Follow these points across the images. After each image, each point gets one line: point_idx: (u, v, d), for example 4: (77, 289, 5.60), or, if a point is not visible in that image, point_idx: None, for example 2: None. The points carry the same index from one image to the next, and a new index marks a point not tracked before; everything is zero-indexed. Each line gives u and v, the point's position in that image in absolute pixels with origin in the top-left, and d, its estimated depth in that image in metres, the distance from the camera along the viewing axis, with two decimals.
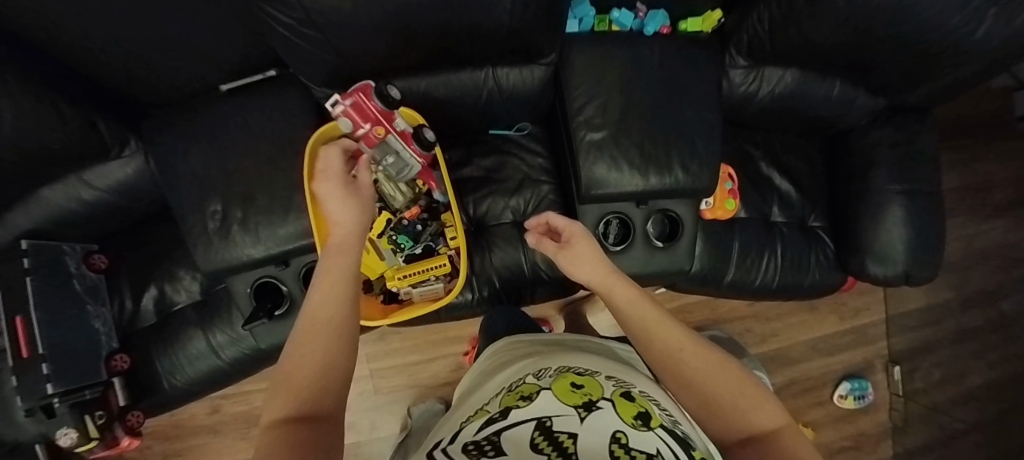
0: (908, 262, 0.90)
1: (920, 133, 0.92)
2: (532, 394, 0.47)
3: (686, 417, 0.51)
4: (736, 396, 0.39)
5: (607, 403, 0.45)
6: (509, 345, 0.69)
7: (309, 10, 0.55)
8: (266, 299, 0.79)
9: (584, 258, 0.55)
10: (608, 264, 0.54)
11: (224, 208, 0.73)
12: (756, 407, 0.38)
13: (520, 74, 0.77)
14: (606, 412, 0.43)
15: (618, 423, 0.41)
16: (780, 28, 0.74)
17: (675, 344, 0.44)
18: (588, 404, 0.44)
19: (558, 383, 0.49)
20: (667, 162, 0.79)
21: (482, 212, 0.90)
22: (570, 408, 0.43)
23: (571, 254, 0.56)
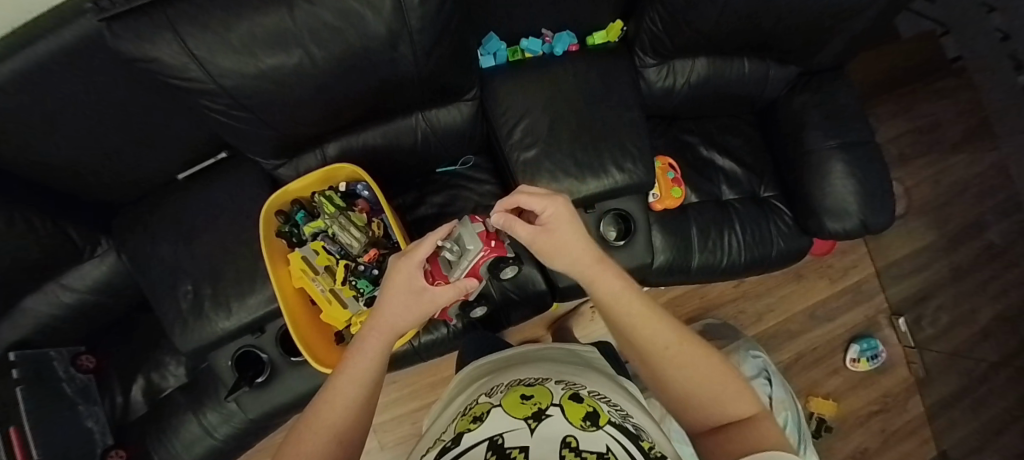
0: (863, 212, 0.92)
1: (839, 90, 0.97)
2: (484, 416, 0.50)
3: (635, 408, 0.55)
4: (714, 390, 0.43)
5: (555, 410, 0.47)
6: (473, 372, 0.73)
7: (235, 95, 0.62)
8: (249, 369, 0.84)
9: (567, 245, 0.52)
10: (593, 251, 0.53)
11: (193, 287, 0.78)
12: (733, 396, 0.43)
13: (448, 113, 0.84)
14: (554, 418, 0.45)
15: (567, 427, 0.42)
16: (672, 25, 0.80)
17: (658, 342, 0.46)
18: (538, 414, 0.46)
19: (510, 399, 0.51)
20: (601, 165, 0.83)
21: None
22: (520, 421, 0.45)
23: (553, 242, 0.52)
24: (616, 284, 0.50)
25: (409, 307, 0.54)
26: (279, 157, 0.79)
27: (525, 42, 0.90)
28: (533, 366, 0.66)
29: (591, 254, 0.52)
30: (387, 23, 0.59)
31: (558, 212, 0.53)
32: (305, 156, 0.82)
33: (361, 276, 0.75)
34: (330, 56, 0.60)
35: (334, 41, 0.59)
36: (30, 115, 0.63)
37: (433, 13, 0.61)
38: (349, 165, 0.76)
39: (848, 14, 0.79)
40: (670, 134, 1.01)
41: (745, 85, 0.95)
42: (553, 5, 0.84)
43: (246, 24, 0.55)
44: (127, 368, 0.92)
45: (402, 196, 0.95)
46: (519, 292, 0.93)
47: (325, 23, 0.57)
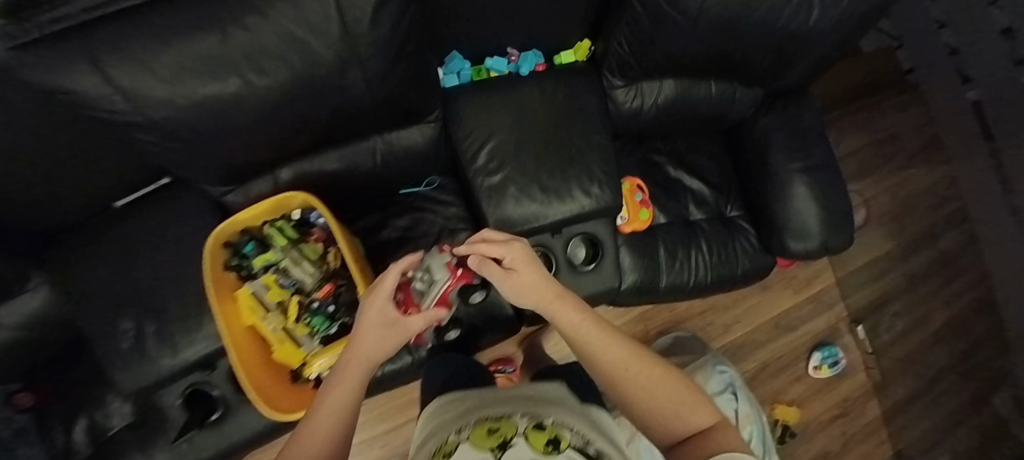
0: (823, 233, 0.94)
1: (802, 111, 0.98)
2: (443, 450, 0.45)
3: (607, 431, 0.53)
4: (679, 406, 0.46)
5: (521, 438, 0.43)
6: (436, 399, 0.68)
7: (170, 126, 0.57)
8: (199, 408, 0.80)
9: (529, 287, 0.51)
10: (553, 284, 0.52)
11: (135, 325, 0.72)
12: (692, 406, 0.46)
13: (409, 135, 0.80)
14: (519, 446, 0.41)
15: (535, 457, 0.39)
16: (638, 48, 0.78)
17: (619, 366, 0.47)
18: (504, 443, 0.42)
19: (476, 429, 0.46)
20: (566, 188, 0.82)
21: None
22: (485, 454, 0.41)
23: (519, 287, 0.51)
24: (577, 317, 0.49)
25: (381, 341, 0.53)
26: (225, 184, 0.73)
27: (490, 61, 0.87)
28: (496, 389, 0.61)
29: (551, 290, 0.51)
30: (335, 50, 0.55)
31: (515, 254, 0.51)
32: (255, 181, 0.77)
33: (314, 314, 0.72)
34: (274, 83, 0.56)
35: (276, 68, 0.55)
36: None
37: (386, 39, 0.58)
38: (298, 195, 0.72)
39: (809, 41, 0.79)
40: (639, 154, 1.01)
41: (711, 106, 0.95)
42: (519, 25, 0.82)
43: (172, 52, 0.49)
44: (67, 406, 0.85)
45: (363, 219, 0.90)
46: (486, 318, 0.91)
47: (265, 50, 0.52)
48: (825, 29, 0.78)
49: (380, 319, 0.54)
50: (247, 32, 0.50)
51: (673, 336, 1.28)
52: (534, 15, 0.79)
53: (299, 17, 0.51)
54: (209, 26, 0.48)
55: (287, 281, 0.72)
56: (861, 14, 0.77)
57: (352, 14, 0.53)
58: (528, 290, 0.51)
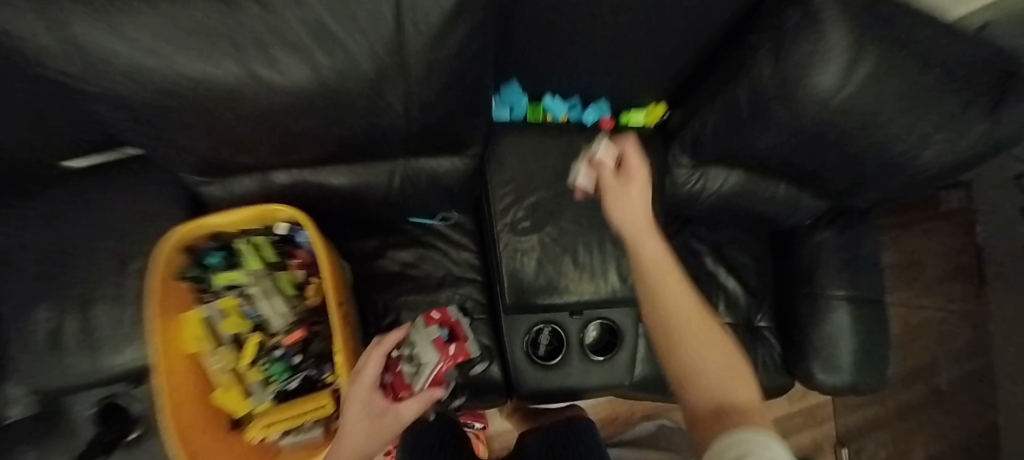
0: (856, 372, 0.85)
1: (863, 235, 0.89)
2: None
3: None
4: (736, 407, 0.38)
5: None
6: None
7: (138, 106, 0.44)
8: (115, 424, 0.66)
9: (631, 197, 0.53)
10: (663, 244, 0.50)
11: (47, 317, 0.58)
12: (741, 398, 0.39)
13: (438, 165, 0.66)
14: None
15: None
16: (724, 134, 0.69)
17: (688, 329, 0.44)
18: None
19: None
20: (603, 268, 0.72)
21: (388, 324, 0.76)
22: None
23: (621, 199, 0.53)
24: (656, 248, 0.50)
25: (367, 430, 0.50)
26: (202, 175, 0.58)
27: (548, 100, 0.75)
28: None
29: (644, 218, 0.51)
30: (377, 64, 0.44)
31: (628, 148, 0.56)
32: (237, 178, 0.61)
33: (275, 361, 0.58)
34: (291, 83, 0.44)
35: (296, 65, 0.42)
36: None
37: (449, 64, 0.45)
38: (290, 209, 0.57)
39: (907, 173, 0.70)
40: (682, 237, 0.89)
41: (773, 207, 0.85)
42: (592, 72, 0.70)
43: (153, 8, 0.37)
44: None
45: (358, 241, 0.77)
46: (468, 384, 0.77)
47: (287, 41, 0.41)
48: (928, 164, 0.68)
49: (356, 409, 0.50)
50: (262, 10, 0.39)
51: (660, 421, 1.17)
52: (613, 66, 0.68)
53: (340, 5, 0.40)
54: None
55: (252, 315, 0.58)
56: (967, 161, 0.69)
57: (411, 22, 0.41)
58: (628, 199, 0.53)
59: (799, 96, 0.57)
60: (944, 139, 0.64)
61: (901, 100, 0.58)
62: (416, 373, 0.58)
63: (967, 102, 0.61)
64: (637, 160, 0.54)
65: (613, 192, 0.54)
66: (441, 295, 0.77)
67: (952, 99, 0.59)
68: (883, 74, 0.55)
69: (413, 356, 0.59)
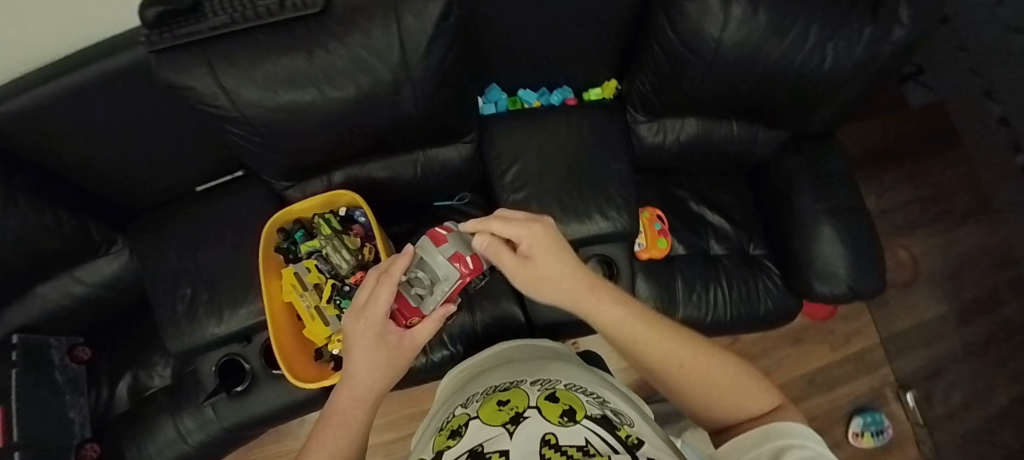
0: (851, 277, 0.92)
1: (827, 156, 1.00)
2: (462, 430, 0.42)
3: (626, 403, 0.51)
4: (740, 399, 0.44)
5: (533, 410, 0.41)
6: (455, 379, 0.67)
7: (254, 122, 0.70)
8: (229, 377, 0.85)
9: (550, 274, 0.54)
10: (584, 278, 0.54)
11: (191, 291, 0.83)
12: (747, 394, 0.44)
13: (447, 151, 0.90)
14: (532, 419, 0.39)
15: (545, 424, 0.37)
16: (661, 89, 0.86)
17: (678, 360, 0.47)
18: (516, 419, 0.40)
19: (484, 408, 0.45)
20: (586, 210, 0.88)
21: None
22: (498, 428, 0.39)
23: (534, 271, 0.55)
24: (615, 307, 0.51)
25: (383, 356, 0.50)
26: (287, 180, 0.85)
27: (525, 94, 0.98)
28: (505, 367, 0.60)
29: (583, 282, 0.53)
30: (392, 71, 0.68)
31: (532, 234, 0.56)
32: (312, 181, 0.88)
33: (344, 297, 0.80)
34: (341, 97, 0.69)
35: (348, 84, 0.68)
36: (73, 118, 0.71)
37: (433, 66, 0.70)
38: (350, 192, 0.83)
39: (828, 87, 0.84)
40: (662, 186, 1.06)
41: (734, 143, 0.99)
42: (552, 63, 0.92)
43: (270, 64, 0.65)
44: (116, 364, 0.94)
45: (400, 225, 1.01)
46: (499, 326, 0.94)
47: (339, 70, 0.66)
48: (842, 74, 0.82)
49: (370, 333, 0.50)
50: (327, 54, 0.65)
51: None
52: (566, 55, 0.90)
53: (368, 44, 0.66)
54: (299, 49, 0.65)
55: (327, 265, 0.80)
56: (877, 65, 0.81)
57: (410, 43, 0.66)
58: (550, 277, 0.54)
59: (725, 47, 0.75)
60: (839, 50, 0.78)
61: (785, 28, 0.74)
62: (427, 294, 0.61)
63: (846, 17, 0.75)
64: (509, 225, 0.56)
65: (529, 273, 0.55)
66: None
67: (830, 19, 0.75)
68: (759, 11, 0.72)
69: (425, 275, 0.61)
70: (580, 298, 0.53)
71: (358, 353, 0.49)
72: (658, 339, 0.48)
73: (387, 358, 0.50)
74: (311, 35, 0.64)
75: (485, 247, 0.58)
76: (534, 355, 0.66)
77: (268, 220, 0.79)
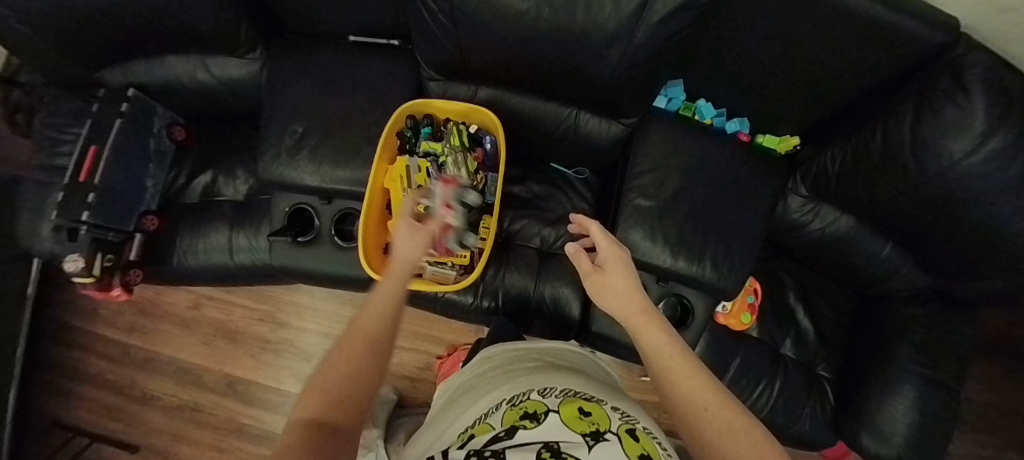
0: (905, 450, 0.86)
1: (958, 327, 0.90)
2: (539, 418, 0.41)
3: None
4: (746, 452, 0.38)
5: (613, 437, 0.37)
6: (534, 357, 0.66)
7: (451, 4, 0.64)
8: (296, 224, 0.86)
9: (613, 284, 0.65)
10: (640, 297, 0.62)
11: (303, 132, 0.81)
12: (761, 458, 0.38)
13: (599, 124, 0.83)
14: (612, 445, 0.35)
15: (624, 457, 0.33)
16: (848, 178, 0.79)
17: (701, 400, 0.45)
18: (596, 435, 0.37)
19: (565, 407, 0.43)
20: (700, 252, 0.82)
21: (513, 230, 0.95)
22: (574, 434, 0.36)
23: (600, 279, 0.67)
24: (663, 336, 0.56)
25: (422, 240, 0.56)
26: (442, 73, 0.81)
27: (704, 102, 0.89)
28: (589, 380, 0.57)
29: (639, 304, 0.61)
30: (617, 26, 0.60)
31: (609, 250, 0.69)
32: (458, 84, 0.84)
33: None
34: (551, 22, 0.62)
35: (566, 12, 0.60)
36: None
37: (653, 41, 0.62)
38: (494, 116, 0.80)
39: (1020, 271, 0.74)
40: (772, 263, 0.99)
41: (873, 265, 0.90)
42: (749, 91, 0.83)
43: None
44: (203, 159, 0.95)
45: (509, 166, 0.97)
46: (552, 310, 0.92)
47: None
48: None
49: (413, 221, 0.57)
50: None
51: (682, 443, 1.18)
52: (769, 91, 0.80)
53: None
54: None
55: (440, 176, 0.81)
56: None
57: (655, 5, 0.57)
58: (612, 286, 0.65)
59: (959, 177, 0.65)
60: None
61: None
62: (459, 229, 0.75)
63: None
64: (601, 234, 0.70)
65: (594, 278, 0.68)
66: (555, 228, 0.93)
67: None
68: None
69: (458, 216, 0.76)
70: (633, 316, 0.60)
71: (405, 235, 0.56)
72: (687, 374, 0.48)
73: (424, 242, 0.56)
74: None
75: (572, 250, 0.72)
76: (602, 375, 0.66)
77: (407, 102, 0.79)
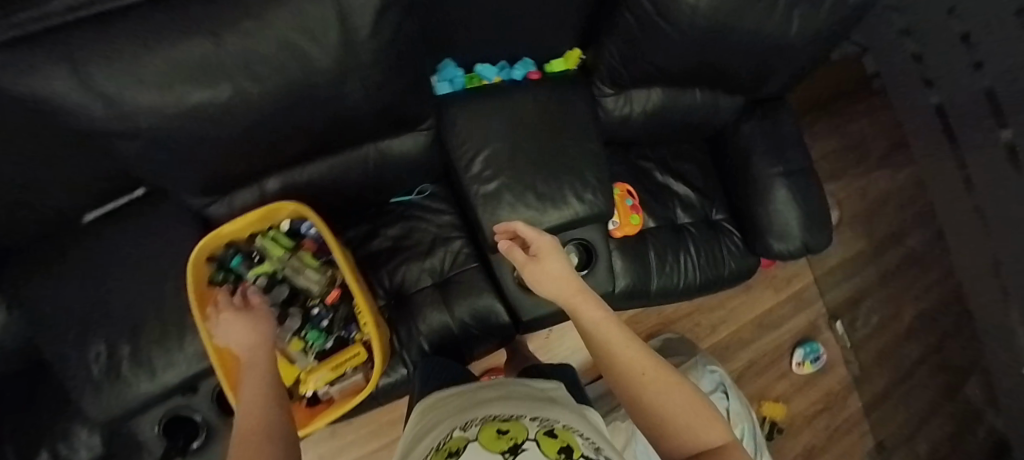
0: (804, 234, 0.98)
1: (780, 119, 1.02)
2: (459, 452, 0.41)
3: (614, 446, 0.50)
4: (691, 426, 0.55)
5: (531, 445, 0.40)
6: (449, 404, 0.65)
7: (152, 135, 0.54)
8: (181, 435, 0.78)
9: (551, 273, 0.69)
10: (574, 281, 0.68)
11: (108, 347, 0.70)
12: (702, 430, 0.55)
13: (401, 143, 0.79)
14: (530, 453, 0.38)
15: None
16: (629, 63, 0.82)
17: (640, 371, 0.59)
18: (513, 449, 0.39)
19: (484, 432, 0.44)
20: (561, 195, 0.82)
21: (398, 283, 0.90)
22: (495, 455, 0.39)
23: (540, 269, 0.70)
24: (598, 313, 0.65)
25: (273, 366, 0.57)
26: (217, 191, 0.70)
27: (480, 67, 0.88)
28: (506, 403, 0.59)
29: (572, 286, 0.68)
30: (333, 59, 0.55)
31: (543, 241, 0.73)
32: (240, 192, 0.75)
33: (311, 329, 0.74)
34: (265, 90, 0.54)
35: (272, 76, 0.53)
36: None
37: (382, 50, 0.58)
38: (291, 205, 0.71)
39: (789, 54, 0.83)
40: (627, 160, 1.03)
41: (697, 113, 0.97)
42: (509, 34, 0.83)
43: (156, 54, 0.46)
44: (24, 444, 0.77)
45: (355, 228, 0.91)
46: (479, 326, 0.90)
47: (258, 57, 0.51)
48: (806, 39, 0.80)
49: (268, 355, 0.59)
50: (241, 37, 0.48)
51: (663, 339, 1.25)
52: (524, 25, 0.81)
53: (297, 24, 0.50)
54: (202, 28, 0.46)
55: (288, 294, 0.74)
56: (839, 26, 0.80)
57: (352, 21, 0.52)
58: (548, 276, 0.69)
59: (700, 12, 0.70)
60: (806, 15, 0.76)
61: None
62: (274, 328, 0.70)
63: None
64: (534, 231, 0.74)
65: (532, 270, 0.71)
66: (434, 255, 0.90)
67: None
68: None
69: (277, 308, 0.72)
70: (571, 298, 0.67)
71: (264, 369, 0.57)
72: (625, 345, 0.62)
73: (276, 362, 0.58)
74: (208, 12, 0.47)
75: (504, 246, 0.75)
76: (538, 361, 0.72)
77: (197, 246, 0.69)
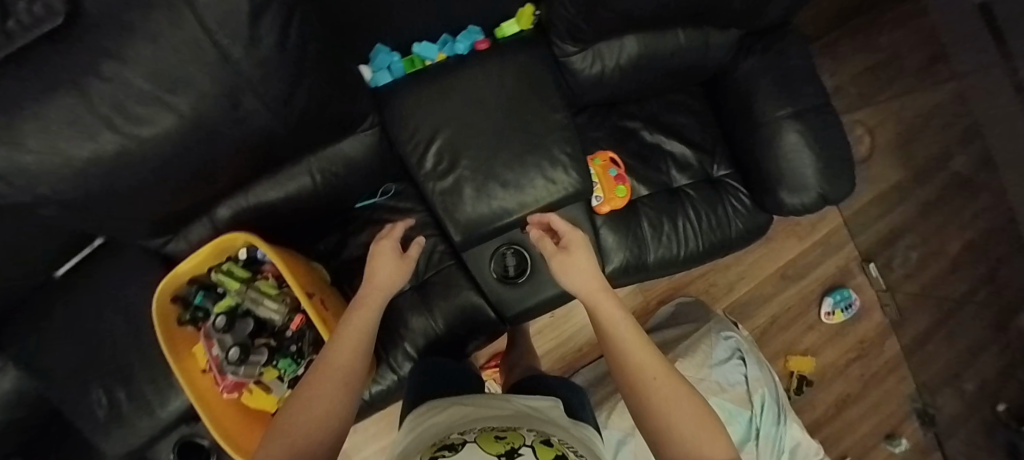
0: (821, 183, 0.85)
1: (784, 50, 0.87)
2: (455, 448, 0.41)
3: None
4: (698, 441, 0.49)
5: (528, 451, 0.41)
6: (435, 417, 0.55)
7: (58, 198, 0.51)
8: None
9: (577, 266, 0.64)
10: (598, 278, 0.63)
11: (106, 393, 0.75)
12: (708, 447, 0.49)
13: (344, 148, 0.74)
14: None
15: None
16: (587, 15, 0.70)
17: (650, 370, 0.54)
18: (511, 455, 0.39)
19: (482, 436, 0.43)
20: (527, 181, 0.74)
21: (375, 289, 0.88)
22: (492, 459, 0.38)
23: (567, 260, 0.65)
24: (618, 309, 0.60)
25: (346, 347, 0.57)
26: (168, 228, 0.70)
27: (417, 48, 0.77)
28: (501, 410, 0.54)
29: (594, 281, 0.63)
30: (220, 83, 0.48)
31: (573, 234, 0.68)
32: (193, 225, 0.74)
33: (283, 356, 0.72)
34: (162, 131, 0.49)
35: (162, 115, 0.47)
36: None
37: (275, 58, 0.51)
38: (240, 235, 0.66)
39: None
40: (609, 123, 0.93)
41: (681, 59, 0.84)
42: None
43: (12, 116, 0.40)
44: None
45: (325, 239, 0.88)
46: (463, 323, 0.86)
47: (136, 98, 0.45)
48: None
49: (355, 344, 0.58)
50: (107, 83, 0.42)
51: (676, 304, 1.17)
52: None
53: (162, 55, 0.43)
54: (59, 81, 0.40)
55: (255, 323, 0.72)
56: None
57: (226, 38, 0.45)
58: (574, 269, 0.64)
59: None
60: None
61: None
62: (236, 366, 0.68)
63: None
64: (567, 223, 0.68)
65: (559, 260, 0.65)
66: None
67: None
68: None
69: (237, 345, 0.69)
70: (590, 290, 0.62)
71: (329, 353, 0.57)
72: (636, 344, 0.57)
73: (353, 344, 0.58)
74: (55, 67, 0.39)
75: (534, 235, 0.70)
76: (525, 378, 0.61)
77: (160, 283, 0.67)
